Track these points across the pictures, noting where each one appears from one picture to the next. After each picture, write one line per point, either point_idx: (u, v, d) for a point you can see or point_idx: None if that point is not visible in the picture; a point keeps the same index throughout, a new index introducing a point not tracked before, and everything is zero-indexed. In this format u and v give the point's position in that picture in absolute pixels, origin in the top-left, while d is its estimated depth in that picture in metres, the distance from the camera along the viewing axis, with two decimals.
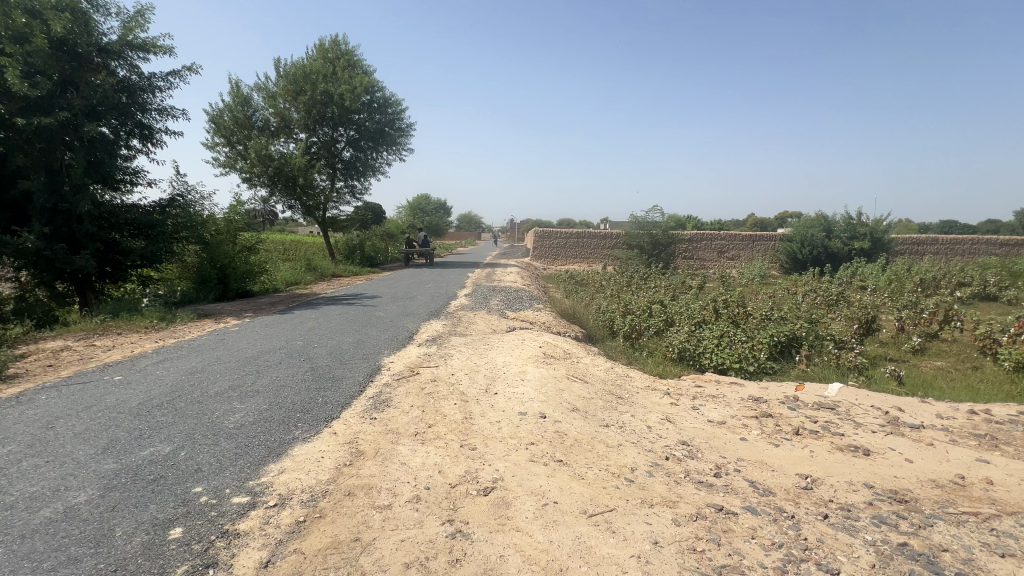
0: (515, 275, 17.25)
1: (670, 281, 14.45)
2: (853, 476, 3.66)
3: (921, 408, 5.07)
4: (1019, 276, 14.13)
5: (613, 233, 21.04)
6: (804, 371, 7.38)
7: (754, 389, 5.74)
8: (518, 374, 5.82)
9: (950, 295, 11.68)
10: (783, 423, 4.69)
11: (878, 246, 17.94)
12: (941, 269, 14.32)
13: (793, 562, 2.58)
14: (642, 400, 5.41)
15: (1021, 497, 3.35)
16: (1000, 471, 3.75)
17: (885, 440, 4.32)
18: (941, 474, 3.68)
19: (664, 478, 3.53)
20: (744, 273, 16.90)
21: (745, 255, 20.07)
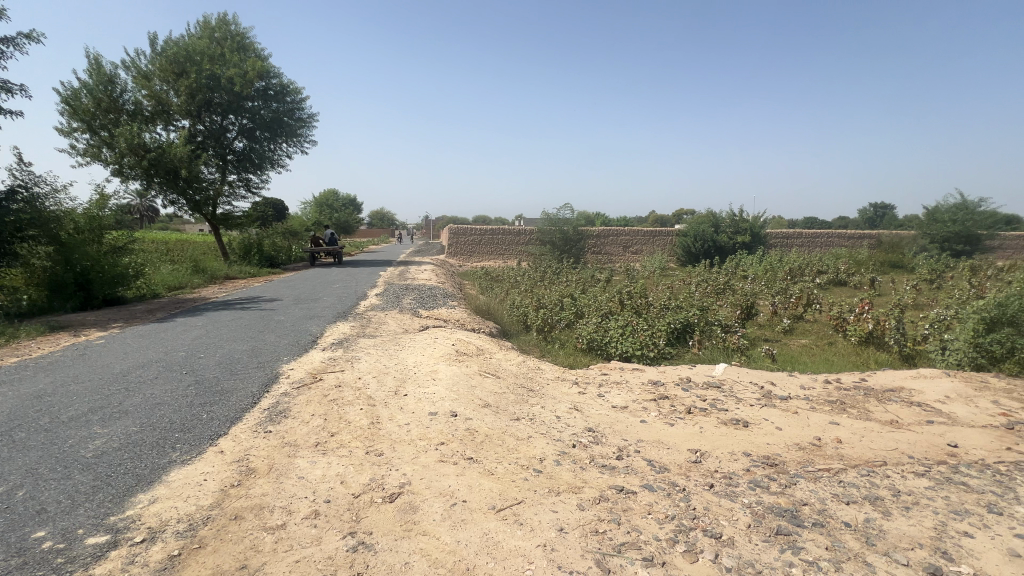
0: (429, 272, 16.96)
1: (580, 275, 15.09)
2: (735, 446, 4.07)
3: (789, 382, 5.78)
4: (862, 264, 16.73)
5: (526, 229, 21.44)
6: (696, 354, 8.08)
7: (653, 373, 6.17)
8: (429, 373, 5.70)
9: (812, 282, 13.45)
10: (677, 403, 5.09)
11: (757, 239, 20.15)
12: (805, 259, 16.51)
13: (683, 531, 2.79)
14: (552, 391, 5.57)
15: (863, 451, 3.95)
16: (848, 430, 4.39)
17: (760, 411, 4.87)
18: (803, 438, 4.22)
19: (570, 465, 3.66)
20: (646, 266, 18.18)
21: (647, 249, 21.57)
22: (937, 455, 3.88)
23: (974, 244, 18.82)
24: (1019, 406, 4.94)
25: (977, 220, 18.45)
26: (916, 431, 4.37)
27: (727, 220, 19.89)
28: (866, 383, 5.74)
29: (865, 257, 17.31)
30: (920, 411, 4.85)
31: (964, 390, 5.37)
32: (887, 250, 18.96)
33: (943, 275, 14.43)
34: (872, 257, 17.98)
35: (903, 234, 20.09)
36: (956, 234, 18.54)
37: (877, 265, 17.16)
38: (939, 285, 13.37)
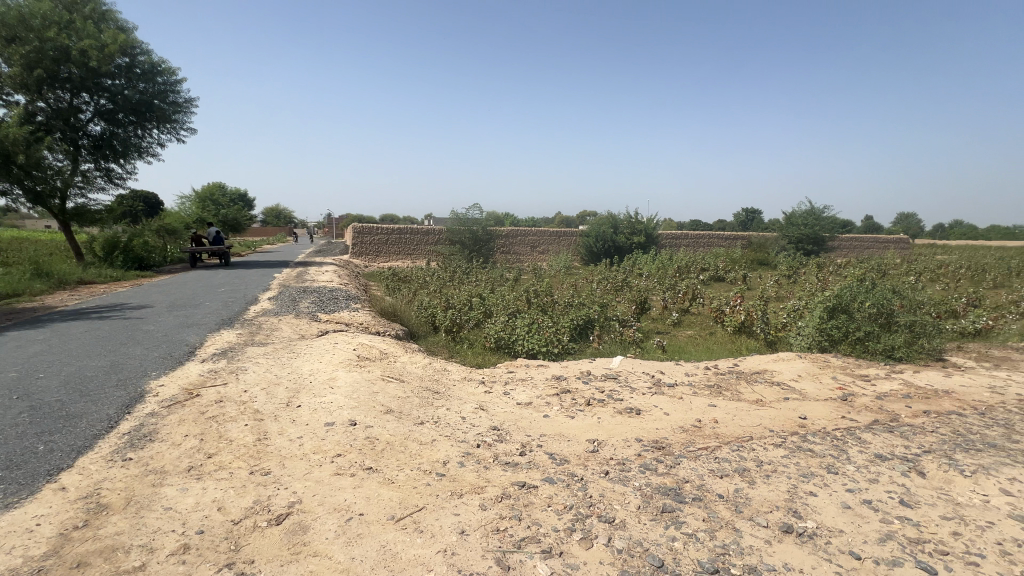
0: (331, 273, 15.98)
1: (490, 275, 15.21)
2: (628, 433, 4.35)
3: (676, 370, 6.32)
4: (737, 262, 18.89)
5: (435, 228, 21.09)
6: (597, 349, 8.54)
7: (557, 369, 6.39)
8: (327, 381, 5.36)
9: (696, 279, 14.87)
10: (578, 397, 5.33)
11: (650, 240, 21.80)
12: (691, 258, 18.24)
13: (580, 519, 2.91)
14: (459, 392, 5.53)
15: (734, 429, 4.43)
16: (722, 410, 4.91)
17: (651, 399, 5.26)
18: (687, 421, 4.63)
19: (474, 465, 3.65)
20: (552, 265, 18.82)
21: (553, 249, 22.35)
22: (790, 427, 4.49)
23: (820, 245, 22.13)
24: (851, 380, 5.90)
25: (822, 224, 21.72)
26: (776, 407, 5.02)
27: (625, 222, 21.27)
28: (737, 368, 6.47)
29: (739, 256, 19.56)
30: (779, 390, 5.58)
31: (812, 369, 6.28)
32: (756, 249, 21.58)
33: (798, 271, 16.77)
34: (745, 256, 20.33)
35: (768, 236, 23.00)
36: (807, 236, 21.65)
37: (748, 263, 19.46)
38: (795, 280, 15.51)
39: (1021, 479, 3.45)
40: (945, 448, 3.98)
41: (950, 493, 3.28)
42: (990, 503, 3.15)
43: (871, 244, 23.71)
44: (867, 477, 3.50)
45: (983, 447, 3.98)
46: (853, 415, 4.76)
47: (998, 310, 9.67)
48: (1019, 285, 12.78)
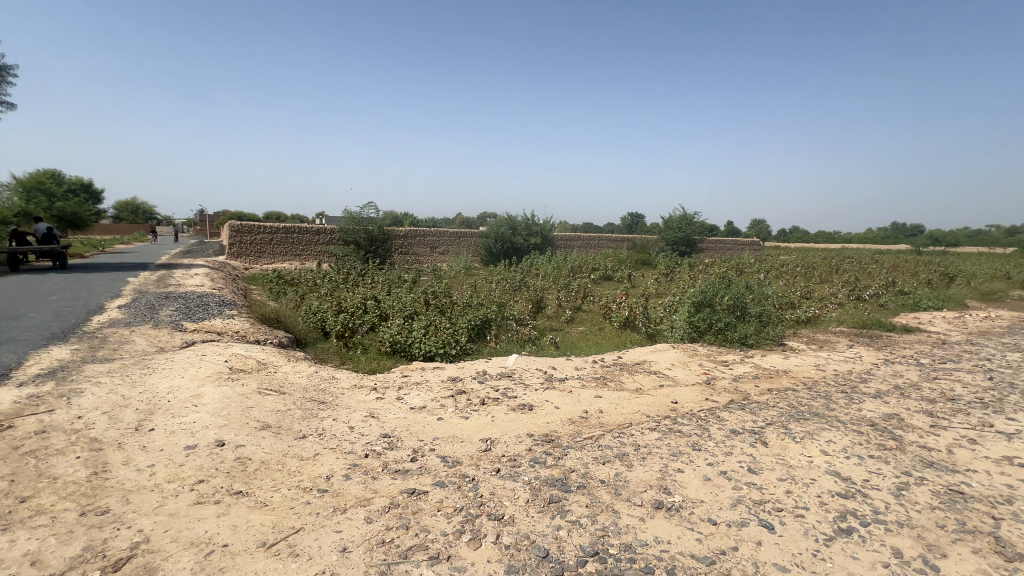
0: (200, 277, 14.18)
1: (386, 276, 14.65)
2: (520, 429, 4.46)
3: (566, 365, 6.63)
4: (623, 262, 20.44)
5: (325, 227, 19.77)
6: (494, 348, 8.65)
7: (453, 370, 6.33)
8: (190, 398, 4.72)
9: (588, 278, 15.79)
10: (473, 397, 5.34)
11: (546, 241, 22.67)
12: (584, 258, 19.33)
13: (469, 520, 2.91)
14: (348, 401, 5.21)
15: (616, 417, 4.77)
16: (607, 401, 5.25)
17: (543, 394, 5.45)
18: (575, 413, 4.88)
19: (361, 477, 3.46)
20: (452, 266, 18.71)
21: (453, 250, 22.19)
22: (664, 411, 4.95)
23: (692, 246, 24.83)
24: (713, 366, 6.67)
25: (693, 228, 24.39)
26: (652, 394, 5.50)
27: (522, 223, 21.86)
28: (622, 360, 6.98)
29: (625, 257, 21.19)
30: (655, 378, 6.12)
31: (683, 358, 6.99)
32: (639, 249, 23.55)
33: (674, 270, 18.64)
34: (630, 256, 22.04)
35: (649, 238, 25.23)
36: (682, 238, 24.17)
37: (633, 262, 21.13)
38: (672, 278, 17.20)
39: (835, 439, 4.18)
40: (782, 419, 4.68)
41: (785, 457, 3.86)
42: (813, 463, 3.75)
43: (731, 245, 27.16)
44: (723, 451, 3.97)
45: (809, 416, 4.75)
46: (714, 397, 5.40)
47: (822, 301, 11.64)
48: (837, 280, 15.54)
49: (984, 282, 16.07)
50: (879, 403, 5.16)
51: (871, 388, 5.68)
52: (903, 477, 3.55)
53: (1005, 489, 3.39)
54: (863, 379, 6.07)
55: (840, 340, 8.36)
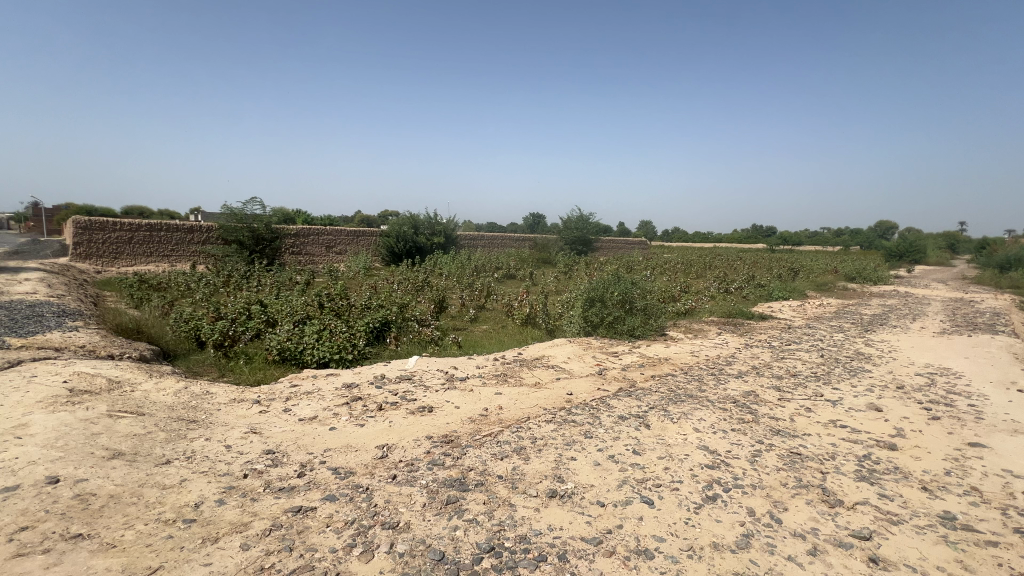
0: (32, 282, 11.81)
1: (275, 277, 13.47)
2: (419, 432, 4.36)
3: (468, 364, 6.63)
4: (526, 261, 21.01)
5: (200, 226, 17.52)
6: (395, 350, 8.37)
7: (348, 376, 6.00)
8: (12, 429, 3.90)
9: (491, 277, 15.98)
10: (369, 402, 5.11)
11: (450, 241, 22.48)
12: (488, 257, 19.46)
13: (361, 533, 2.77)
14: (225, 418, 4.69)
15: (515, 412, 4.88)
16: (507, 397, 5.35)
17: (443, 395, 5.40)
18: (475, 412, 4.90)
19: (238, 500, 3.13)
20: (350, 266, 17.76)
21: (351, 250, 20.91)
22: (560, 403, 5.17)
23: (589, 245, 26.34)
24: (605, 357, 7.13)
25: (589, 228, 25.91)
26: (549, 387, 5.72)
27: (425, 222, 21.42)
28: (522, 356, 7.17)
29: (527, 255, 21.81)
30: (553, 372, 6.37)
31: (578, 351, 7.37)
32: (541, 248, 24.40)
33: (573, 268, 19.60)
34: (532, 255, 22.72)
35: (550, 237, 26.26)
36: (579, 238, 25.53)
37: (535, 261, 21.80)
38: (570, 275, 18.07)
39: (704, 417, 4.69)
40: (662, 403, 5.14)
41: (663, 437, 4.24)
42: (687, 440, 4.17)
43: (623, 244, 29.28)
44: (612, 436, 4.25)
45: (684, 398, 5.28)
46: (605, 386, 5.77)
47: (698, 294, 13.03)
48: (710, 275, 17.51)
49: (818, 275, 19.22)
50: (739, 382, 5.90)
51: (733, 369, 6.48)
52: (756, 445, 4.09)
53: (829, 447, 4.07)
54: (728, 362, 6.90)
55: (711, 328, 9.41)
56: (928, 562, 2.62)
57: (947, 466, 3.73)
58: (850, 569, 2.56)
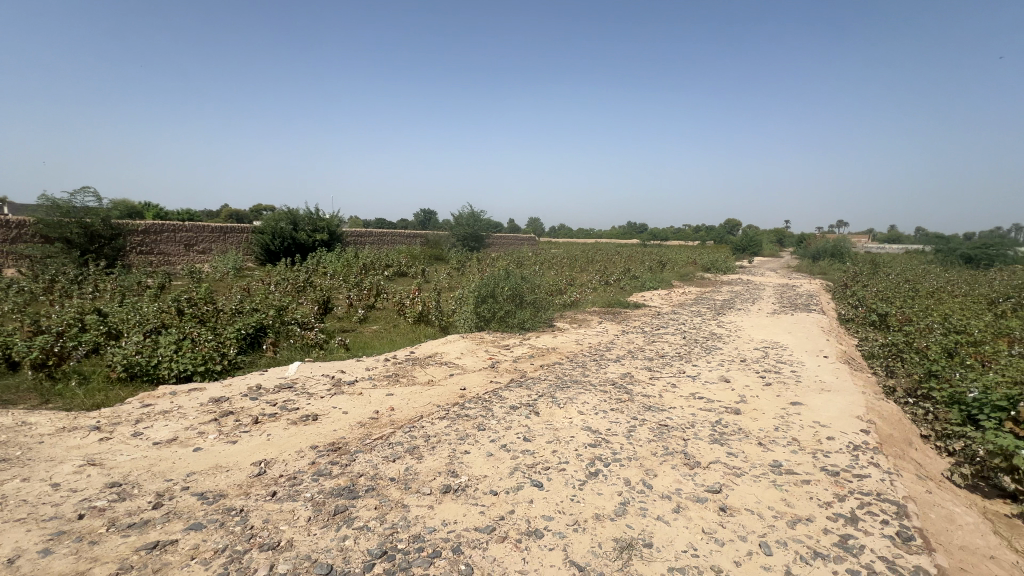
0: None
1: (117, 281, 11.43)
2: (302, 443, 4.06)
3: (356, 367, 6.33)
4: (417, 257, 20.51)
5: (7, 220, 13.88)
6: (273, 358, 7.64)
7: (216, 389, 5.35)
8: None
9: (381, 275, 15.33)
10: (242, 416, 4.62)
11: (335, 237, 21.10)
12: (377, 255, 18.69)
13: (236, 559, 2.52)
14: (50, 452, 3.89)
15: (408, 412, 4.79)
16: (399, 398, 5.21)
17: (330, 401, 5.09)
18: (365, 415, 4.71)
19: (72, 546, 2.64)
20: (216, 266, 15.74)
21: (217, 248, 18.57)
22: (453, 399, 5.19)
23: (481, 242, 26.70)
24: (497, 351, 7.30)
25: (480, 225, 26.26)
26: (442, 384, 5.70)
27: (305, 218, 19.83)
28: (414, 354, 7.03)
29: (419, 252, 21.32)
30: (446, 368, 6.37)
31: (471, 346, 7.44)
32: (433, 244, 24.10)
33: (466, 264, 19.64)
34: (424, 251, 22.34)
35: (441, 233, 26.07)
36: (471, 234, 25.76)
37: (427, 258, 21.47)
38: (463, 272, 18.08)
39: (587, 400, 5.05)
40: (550, 390, 5.42)
41: (552, 422, 4.49)
42: (572, 423, 4.46)
43: (514, 240, 30.14)
44: (503, 427, 4.39)
45: (570, 384, 5.63)
46: (498, 379, 5.92)
47: (582, 286, 13.94)
48: (592, 268, 18.82)
49: (682, 267, 21.75)
50: (617, 366, 6.45)
51: (613, 355, 7.06)
52: (632, 421, 4.52)
53: (690, 417, 4.65)
54: (608, 348, 7.51)
55: (594, 318, 10.15)
56: (762, 504, 3.14)
57: (775, 423, 4.50)
58: (705, 519, 2.96)
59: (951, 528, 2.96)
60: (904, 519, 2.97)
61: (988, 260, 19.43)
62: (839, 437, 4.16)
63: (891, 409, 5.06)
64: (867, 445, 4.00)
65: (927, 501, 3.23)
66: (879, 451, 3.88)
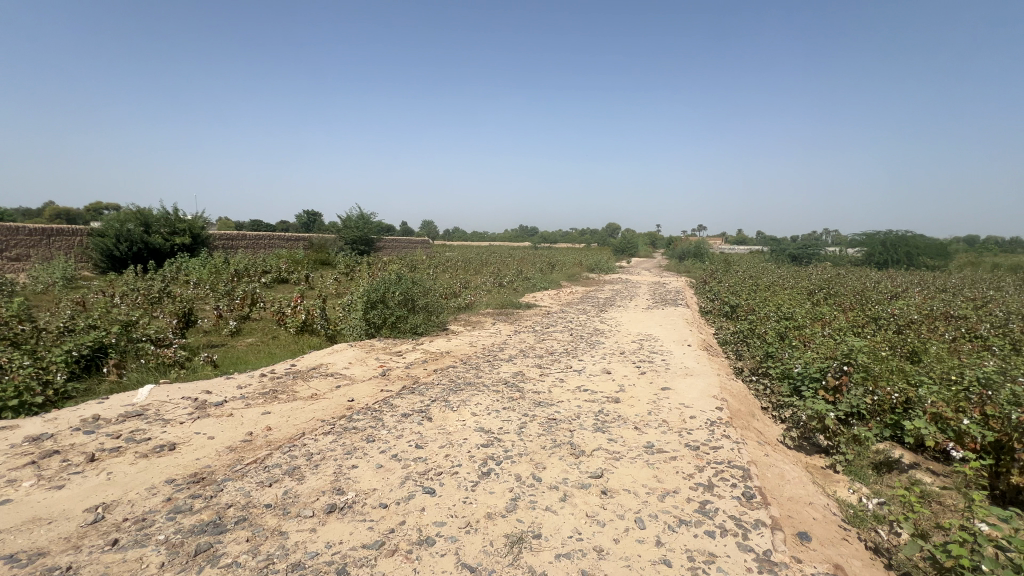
0: None
1: None
2: (155, 478, 3.52)
3: (225, 385, 5.65)
4: (300, 262, 18.90)
5: None
6: (118, 382, 6.47)
7: (35, 425, 4.39)
8: None
9: (256, 282, 13.86)
10: (73, 456, 3.86)
11: (199, 241, 18.63)
12: (252, 260, 16.87)
13: None
14: None
15: (287, 431, 4.40)
16: (276, 416, 4.77)
17: (191, 427, 4.47)
18: (236, 439, 4.22)
19: None
20: (36, 276, 12.91)
21: (37, 255, 15.25)
22: (340, 412, 4.89)
23: (371, 245, 25.58)
24: (388, 358, 7.04)
25: (370, 227, 25.16)
26: (328, 397, 5.34)
27: (159, 218, 17.20)
28: (296, 367, 6.47)
29: (302, 257, 19.65)
30: (331, 380, 5.98)
31: (359, 355, 7.09)
32: (318, 248, 22.50)
33: (355, 269, 18.61)
34: (307, 255, 20.74)
35: (327, 236, 24.44)
36: (360, 237, 24.55)
37: (311, 262, 19.97)
38: (352, 277, 17.11)
39: (480, 401, 5.10)
40: (443, 394, 5.38)
41: (445, 426, 4.46)
42: (465, 425, 4.47)
43: (407, 244, 29.28)
44: (394, 436, 4.25)
45: (463, 387, 5.63)
46: (388, 387, 5.70)
47: (476, 289, 14.04)
48: (486, 271, 19.01)
49: (570, 268, 23.02)
50: (509, 365, 6.62)
51: (505, 355, 7.22)
52: (523, 418, 4.66)
53: (576, 409, 4.93)
54: (501, 348, 7.66)
55: (487, 319, 10.29)
56: (637, 483, 3.45)
57: (648, 408, 4.97)
58: (589, 504, 3.16)
59: (782, 484, 3.53)
60: (748, 480, 3.47)
61: (808, 258, 23.57)
62: (699, 415, 4.73)
63: (739, 387, 5.88)
64: (721, 419, 4.60)
65: (765, 463, 3.82)
66: (729, 424, 4.49)
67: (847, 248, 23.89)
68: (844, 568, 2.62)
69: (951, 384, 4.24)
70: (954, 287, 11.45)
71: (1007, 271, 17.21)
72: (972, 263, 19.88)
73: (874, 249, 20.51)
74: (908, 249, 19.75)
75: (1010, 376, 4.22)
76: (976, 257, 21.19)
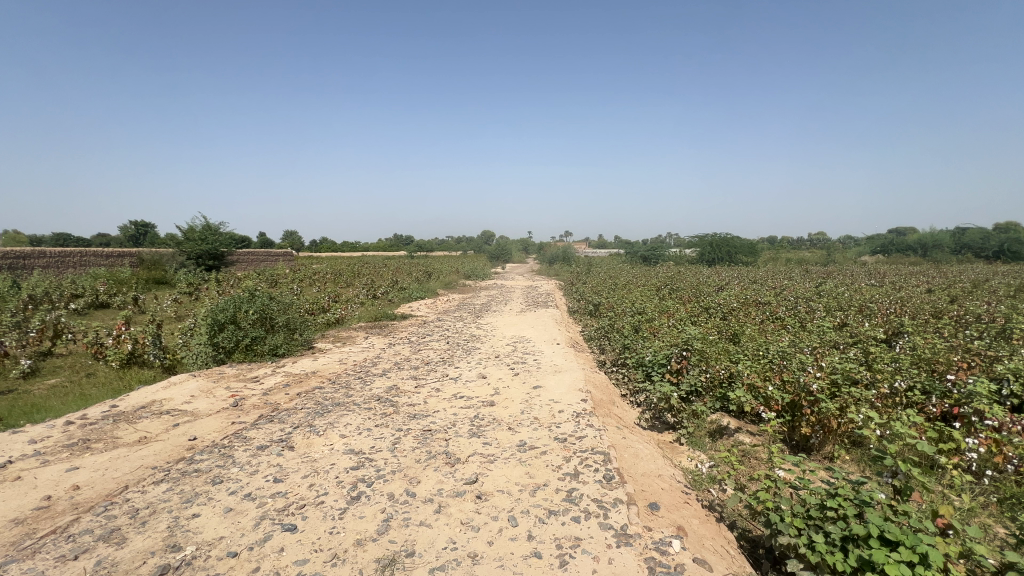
0: None
1: None
2: None
3: (10, 442, 4.45)
4: (125, 282, 15.86)
5: None
6: None
7: None
8: None
9: (62, 309, 11.27)
10: None
11: None
12: (53, 282, 13.63)
13: None
14: None
15: (103, 487, 3.63)
16: (87, 471, 3.90)
17: None
18: (25, 507, 3.36)
19: None
20: None
21: None
22: (178, 455, 4.19)
23: (219, 259, 22.52)
24: (241, 386, 6.24)
25: (219, 239, 22.17)
26: (161, 439, 4.55)
27: None
28: (117, 408, 5.39)
29: (127, 275, 16.50)
30: (167, 418, 5.09)
31: (205, 385, 6.16)
32: (150, 265, 19.09)
33: (200, 287, 16.18)
34: (135, 274, 17.49)
35: (162, 250, 20.92)
36: (206, 251, 21.49)
37: (141, 281, 16.85)
38: (196, 298, 14.85)
39: (350, 422, 4.79)
40: (308, 419, 4.93)
41: (309, 454, 4.10)
42: (333, 450, 4.15)
43: (266, 257, 26.36)
44: (248, 472, 3.77)
45: (330, 408, 5.24)
46: (240, 419, 5.06)
47: (347, 302, 13.20)
48: (357, 283, 18.01)
49: (446, 276, 22.97)
50: (383, 380, 6.33)
51: (379, 369, 6.90)
52: (397, 434, 4.49)
53: (452, 417, 4.90)
54: (374, 363, 7.30)
55: (360, 334, 9.73)
56: (511, 482, 3.54)
57: (521, 407, 5.16)
58: (463, 511, 3.16)
59: (636, 461, 3.92)
60: (608, 463, 3.78)
61: (656, 258, 26.64)
62: (567, 408, 5.05)
63: (601, 379, 6.43)
64: (585, 410, 4.96)
65: (623, 445, 4.20)
66: (592, 414, 4.85)
67: (685, 249, 27.71)
68: (685, 527, 2.99)
69: (760, 359, 5.12)
70: (761, 279, 13.91)
71: (794, 263, 21.50)
72: (773, 259, 24.27)
73: (704, 249, 24.13)
74: (729, 249, 23.58)
75: (798, 348, 5.24)
76: (775, 254, 26.12)
